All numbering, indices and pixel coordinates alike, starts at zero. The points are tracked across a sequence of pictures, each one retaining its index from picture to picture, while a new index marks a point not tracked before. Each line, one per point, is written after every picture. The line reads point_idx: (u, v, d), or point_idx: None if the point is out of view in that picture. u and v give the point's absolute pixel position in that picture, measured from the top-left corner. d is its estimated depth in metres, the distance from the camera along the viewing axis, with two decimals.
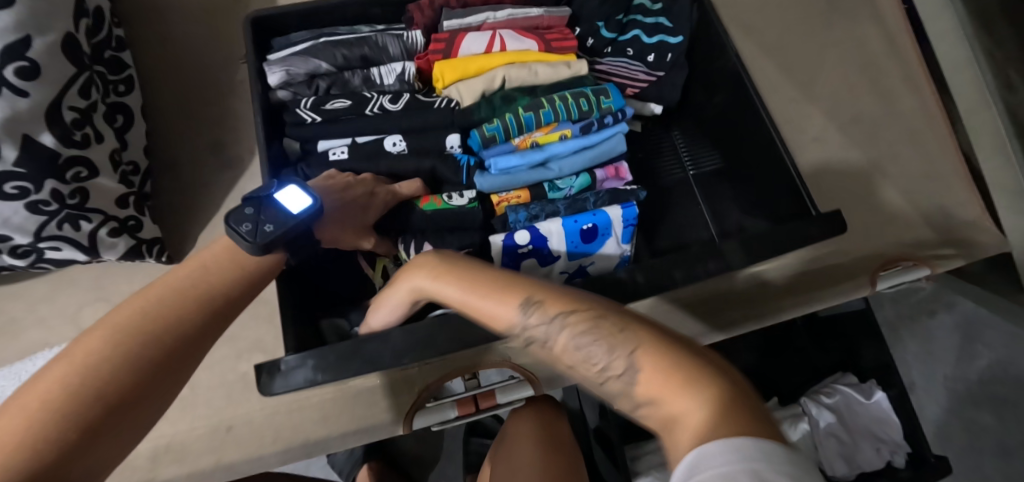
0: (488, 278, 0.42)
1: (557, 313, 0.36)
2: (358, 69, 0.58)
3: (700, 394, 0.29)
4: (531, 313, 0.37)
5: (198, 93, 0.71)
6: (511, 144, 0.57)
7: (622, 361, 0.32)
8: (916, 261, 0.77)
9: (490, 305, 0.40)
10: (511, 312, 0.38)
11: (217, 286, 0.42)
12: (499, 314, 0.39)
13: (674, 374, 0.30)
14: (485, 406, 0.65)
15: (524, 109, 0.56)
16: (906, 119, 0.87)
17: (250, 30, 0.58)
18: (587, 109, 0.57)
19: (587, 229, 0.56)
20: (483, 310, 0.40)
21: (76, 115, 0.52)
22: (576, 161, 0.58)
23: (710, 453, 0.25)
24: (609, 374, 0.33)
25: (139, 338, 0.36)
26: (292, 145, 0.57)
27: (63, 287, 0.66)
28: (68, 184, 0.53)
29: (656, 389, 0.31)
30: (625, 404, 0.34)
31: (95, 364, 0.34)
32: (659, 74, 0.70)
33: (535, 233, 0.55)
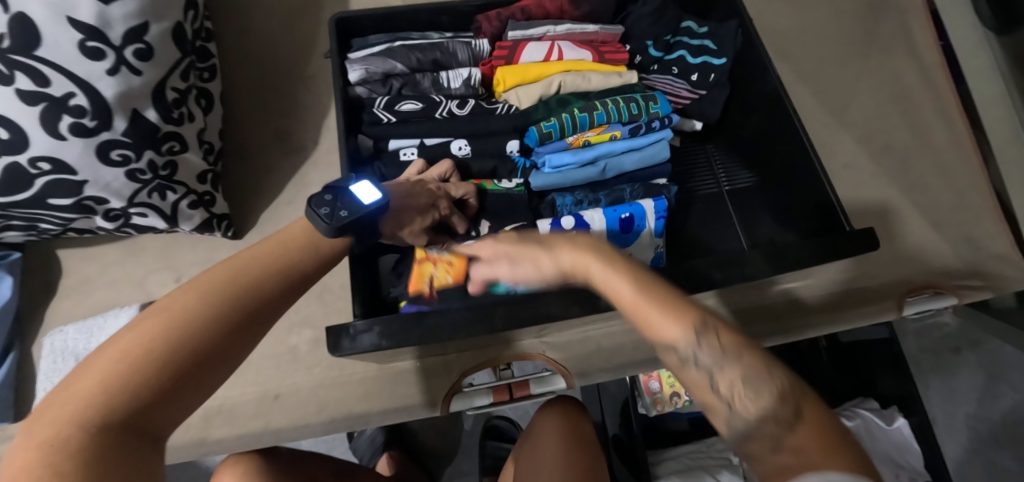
0: (665, 286, 0.37)
1: (730, 344, 0.33)
2: (429, 72, 0.63)
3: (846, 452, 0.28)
4: (705, 339, 0.34)
5: (272, 85, 0.77)
6: (565, 142, 0.61)
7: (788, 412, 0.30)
8: (943, 289, 0.80)
9: (653, 312, 0.36)
10: (680, 325, 0.35)
11: (294, 261, 0.43)
12: (661, 326, 0.35)
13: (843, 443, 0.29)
14: (518, 395, 0.69)
15: (579, 110, 0.60)
16: (939, 153, 0.89)
17: (333, 28, 0.64)
18: (637, 113, 0.61)
19: (624, 219, 0.60)
20: (641, 310, 0.36)
21: (176, 95, 0.58)
22: (623, 160, 0.62)
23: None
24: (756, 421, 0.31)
25: (221, 303, 0.37)
26: (366, 142, 0.60)
27: (134, 254, 0.71)
28: (162, 156, 0.58)
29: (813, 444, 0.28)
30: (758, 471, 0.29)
31: (184, 322, 0.34)
32: (701, 92, 0.75)
33: (579, 219, 0.59)
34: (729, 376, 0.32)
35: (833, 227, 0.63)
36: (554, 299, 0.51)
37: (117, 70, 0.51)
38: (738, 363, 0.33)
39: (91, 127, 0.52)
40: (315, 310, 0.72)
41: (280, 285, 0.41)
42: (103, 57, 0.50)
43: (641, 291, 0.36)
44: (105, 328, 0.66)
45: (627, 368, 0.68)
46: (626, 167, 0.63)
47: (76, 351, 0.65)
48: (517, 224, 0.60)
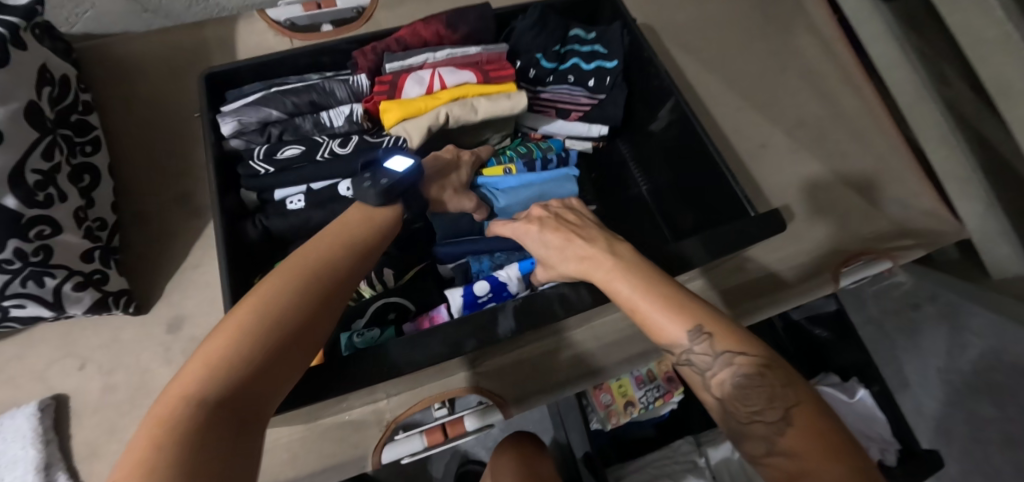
0: (671, 290, 0.45)
1: (725, 350, 0.41)
2: (308, 114, 0.62)
3: (843, 464, 0.34)
4: (699, 341, 0.42)
5: (163, 145, 0.74)
6: None
7: (776, 412, 0.38)
8: (879, 254, 0.80)
9: (665, 325, 0.43)
10: (676, 333, 0.43)
11: (325, 276, 0.45)
12: (667, 332, 0.43)
13: (823, 435, 0.36)
14: (453, 434, 0.66)
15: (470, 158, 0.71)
16: (852, 121, 0.90)
17: (203, 85, 0.62)
18: (525, 151, 0.70)
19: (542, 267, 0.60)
20: (655, 320, 0.44)
21: (39, 177, 0.55)
22: (521, 191, 0.65)
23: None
24: (757, 417, 0.38)
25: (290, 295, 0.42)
26: (250, 196, 0.60)
27: (31, 345, 0.67)
28: (31, 242, 0.55)
29: (800, 443, 0.36)
30: (752, 449, 0.39)
31: (244, 338, 0.38)
32: (600, 97, 0.74)
33: (492, 281, 0.58)
34: (720, 377, 0.41)
35: (740, 213, 0.64)
36: (448, 335, 0.50)
37: None
38: (748, 358, 0.40)
39: None
40: None
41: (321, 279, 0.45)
42: None
43: (637, 292, 0.45)
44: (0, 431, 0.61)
45: (565, 388, 0.67)
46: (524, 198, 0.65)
47: None
48: (423, 263, 0.63)
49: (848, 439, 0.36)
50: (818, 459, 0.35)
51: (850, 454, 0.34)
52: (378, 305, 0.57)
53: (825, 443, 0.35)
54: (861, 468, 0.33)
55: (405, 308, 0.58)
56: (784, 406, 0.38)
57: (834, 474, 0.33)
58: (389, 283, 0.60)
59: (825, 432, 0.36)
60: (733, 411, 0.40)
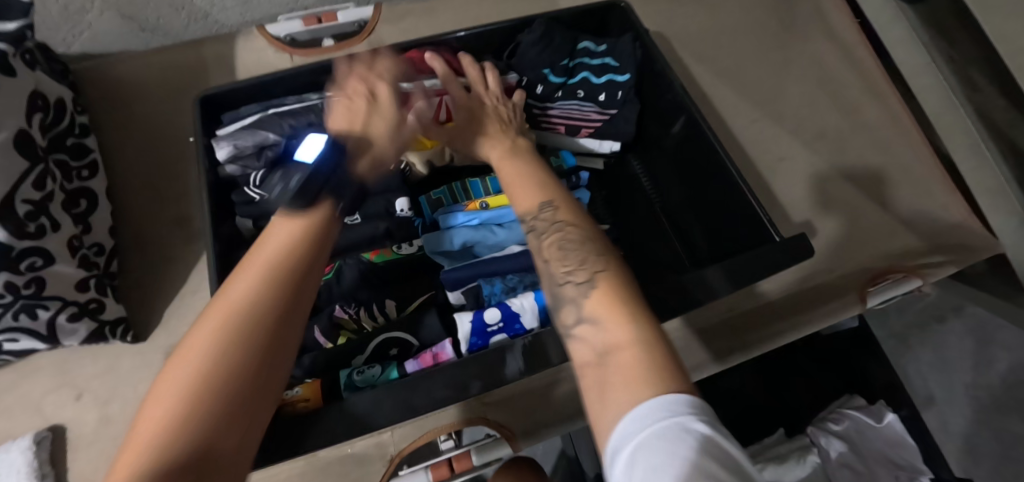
0: (541, 177, 0.48)
1: (562, 220, 0.42)
2: (307, 138, 0.60)
3: (633, 336, 0.33)
4: (546, 210, 0.44)
5: (161, 167, 0.73)
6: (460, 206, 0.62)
7: (586, 276, 0.38)
8: (906, 272, 0.75)
9: (524, 193, 0.46)
10: (528, 200, 0.45)
11: (263, 303, 0.36)
12: (523, 200, 0.45)
13: (623, 301, 0.36)
14: (459, 469, 0.62)
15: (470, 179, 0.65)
16: (875, 130, 0.86)
17: (199, 108, 0.60)
18: None
19: None
20: (517, 192, 0.47)
21: (30, 207, 0.54)
22: (526, 226, 0.61)
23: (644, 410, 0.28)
24: (570, 280, 0.38)
25: (237, 331, 0.35)
26: (246, 223, 0.59)
27: (28, 375, 0.65)
28: (23, 274, 0.53)
29: (601, 309, 0.35)
30: (565, 318, 0.37)
31: (187, 388, 0.32)
32: (612, 112, 0.71)
33: (505, 310, 0.54)
34: (550, 240, 0.42)
35: (762, 240, 0.60)
36: (454, 376, 0.48)
37: None
38: (577, 231, 0.41)
39: None
40: None
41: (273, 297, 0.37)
42: None
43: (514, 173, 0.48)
44: None
45: (577, 419, 0.63)
46: None
47: None
48: (426, 295, 0.60)
49: (664, 337, 0.33)
50: (615, 324, 0.34)
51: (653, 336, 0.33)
52: (381, 339, 0.55)
53: (624, 311, 0.35)
54: (657, 345, 0.32)
55: (409, 343, 0.55)
56: (598, 271, 0.38)
57: (629, 347, 0.32)
58: (389, 314, 0.59)
59: (621, 299, 0.36)
60: (555, 274, 0.40)
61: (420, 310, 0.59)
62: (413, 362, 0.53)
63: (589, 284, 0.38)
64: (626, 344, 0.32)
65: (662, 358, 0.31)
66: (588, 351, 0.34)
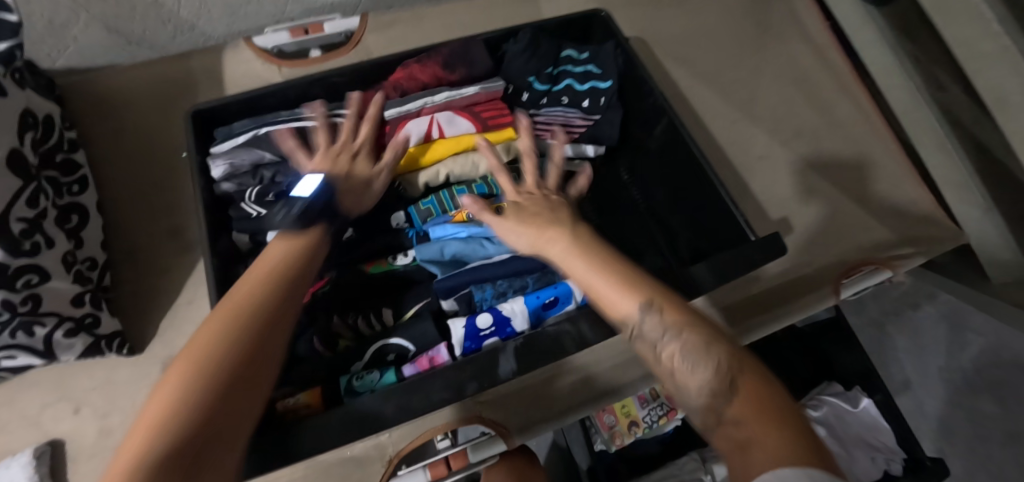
0: (620, 268, 0.48)
1: (676, 325, 0.44)
2: (300, 156, 0.61)
3: (774, 430, 0.36)
4: (649, 313, 0.45)
5: (152, 181, 0.73)
6: (448, 215, 0.62)
7: (723, 380, 0.40)
8: (877, 264, 0.79)
9: (619, 297, 0.46)
10: (627, 306, 0.46)
11: (242, 326, 0.44)
12: (619, 303, 0.46)
13: (765, 402, 0.39)
14: (456, 466, 0.64)
15: (457, 185, 0.64)
16: (847, 129, 0.90)
17: (190, 122, 0.60)
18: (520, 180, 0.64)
19: (548, 302, 0.58)
20: (605, 296, 0.47)
21: (25, 225, 0.54)
22: None
23: (784, 477, 0.32)
24: (705, 390, 0.41)
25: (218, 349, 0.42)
26: (242, 239, 0.59)
27: (25, 391, 0.65)
28: (20, 292, 0.53)
29: (745, 412, 0.38)
30: (706, 421, 0.40)
31: (174, 400, 0.39)
32: (596, 117, 0.73)
33: (496, 314, 0.56)
34: (671, 349, 0.43)
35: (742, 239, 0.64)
36: (449, 378, 0.50)
37: None
38: (679, 343, 0.43)
39: None
40: None
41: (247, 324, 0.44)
42: None
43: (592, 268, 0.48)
44: None
45: (569, 414, 0.65)
46: None
47: None
48: (422, 302, 0.59)
49: (794, 420, 0.38)
50: (757, 424, 0.37)
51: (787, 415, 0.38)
52: (377, 347, 0.55)
53: (767, 405, 0.38)
54: (797, 433, 0.36)
55: (404, 349, 0.56)
56: (728, 381, 0.40)
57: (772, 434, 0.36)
58: (388, 324, 0.58)
59: (767, 403, 0.39)
60: (680, 383, 0.43)
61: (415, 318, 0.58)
62: (409, 366, 0.55)
63: (727, 390, 0.40)
64: (767, 441, 0.36)
65: (812, 453, 0.34)
66: (731, 449, 0.38)
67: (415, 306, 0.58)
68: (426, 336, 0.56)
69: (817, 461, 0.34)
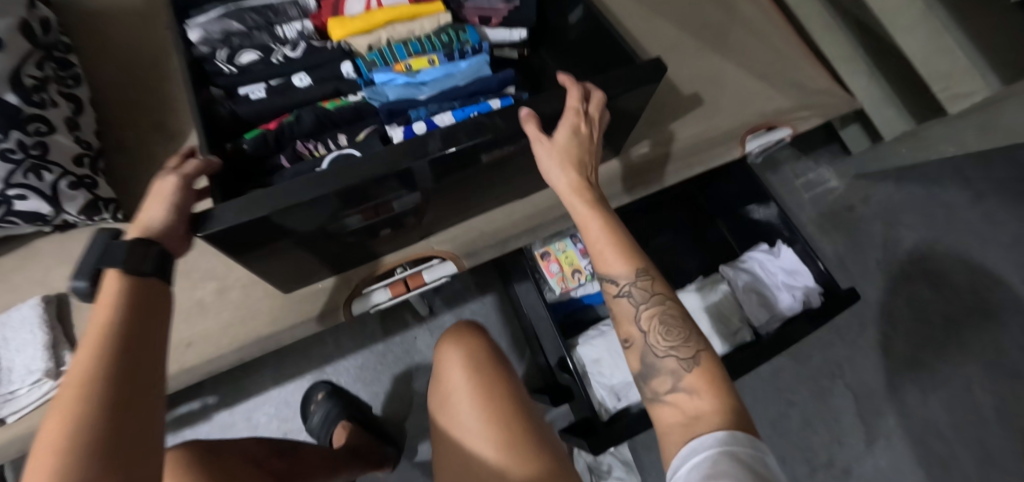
0: (628, 240, 0.59)
1: (658, 293, 0.56)
2: (264, 28, 0.73)
3: (717, 402, 0.50)
4: (640, 279, 0.57)
5: (135, 82, 0.83)
6: (387, 66, 0.70)
7: (687, 352, 0.54)
8: (779, 125, 0.93)
9: (615, 259, 0.58)
10: (620, 268, 0.57)
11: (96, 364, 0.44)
12: (615, 265, 0.58)
13: (713, 376, 0.52)
14: (413, 285, 0.76)
15: (394, 43, 0.72)
16: (746, 20, 1.03)
17: (175, 9, 0.72)
18: (448, 40, 0.73)
19: (474, 116, 0.68)
20: (607, 257, 0.58)
21: (35, 82, 0.66)
22: (444, 79, 0.70)
23: (727, 441, 0.45)
24: (672, 353, 0.54)
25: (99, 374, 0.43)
26: (218, 91, 0.70)
27: (31, 255, 0.74)
28: (31, 136, 0.64)
29: (699, 382, 0.52)
30: (659, 385, 0.54)
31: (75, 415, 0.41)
32: (516, 3, 0.85)
33: (430, 123, 0.66)
34: (649, 311, 0.56)
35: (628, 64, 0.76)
36: None
37: None
38: (655, 309, 0.56)
39: None
40: (215, 263, 0.76)
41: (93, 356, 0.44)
42: None
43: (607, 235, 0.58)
44: (11, 322, 0.69)
45: (510, 242, 0.81)
46: (448, 85, 0.70)
47: None
48: (370, 127, 0.68)
49: (738, 405, 0.50)
50: (708, 396, 0.50)
51: (735, 406, 0.50)
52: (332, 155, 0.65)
53: (713, 373, 0.52)
54: (734, 409, 0.49)
55: (354, 156, 0.65)
56: (694, 350, 0.54)
57: (712, 411, 0.49)
58: (343, 144, 0.67)
59: (717, 378, 0.52)
60: (652, 343, 0.55)
61: (365, 136, 0.67)
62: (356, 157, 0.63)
63: (688, 358, 0.53)
64: (712, 416, 0.48)
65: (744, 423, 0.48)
66: (680, 414, 0.51)
67: (365, 130, 0.68)
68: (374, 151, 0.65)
69: (743, 424, 0.48)
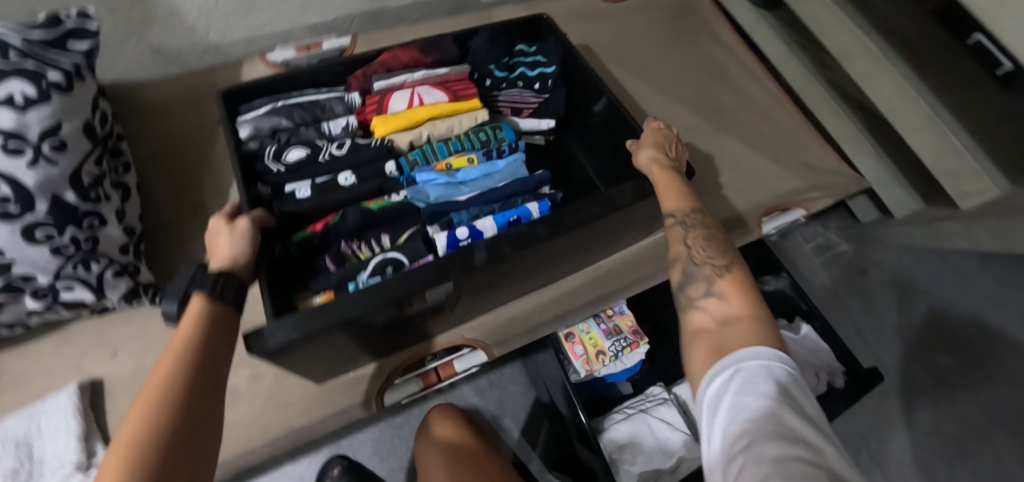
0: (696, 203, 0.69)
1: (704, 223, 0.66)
2: (311, 125, 0.78)
3: (746, 304, 0.56)
4: (690, 208, 0.67)
5: (181, 165, 0.87)
6: (430, 165, 0.76)
7: (722, 263, 0.62)
8: (790, 205, 0.98)
9: (668, 191, 0.69)
10: (676, 203, 0.68)
11: (183, 373, 0.48)
12: (670, 198, 0.69)
13: (748, 294, 0.58)
14: (444, 375, 0.82)
15: (437, 142, 0.79)
16: (756, 104, 1.09)
17: (222, 101, 0.78)
18: (485, 139, 0.80)
19: (513, 220, 0.72)
20: (665, 190, 0.70)
21: (92, 178, 0.68)
22: (483, 179, 0.77)
23: (761, 351, 0.50)
24: (709, 263, 0.62)
25: (171, 394, 0.47)
26: (265, 189, 0.73)
27: (68, 340, 0.75)
28: (84, 230, 0.67)
29: (729, 287, 0.59)
30: (694, 292, 0.60)
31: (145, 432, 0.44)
32: (546, 96, 0.89)
33: (471, 228, 0.70)
34: (694, 232, 0.65)
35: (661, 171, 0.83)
36: (438, 265, 0.63)
37: (36, 162, 0.63)
38: (701, 233, 0.65)
39: (16, 210, 0.62)
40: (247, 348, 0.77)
41: (177, 370, 0.48)
42: (23, 153, 0.62)
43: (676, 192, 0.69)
44: (45, 410, 0.69)
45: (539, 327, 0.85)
46: (486, 184, 0.76)
47: (17, 438, 0.67)
48: (414, 227, 0.71)
49: (771, 327, 0.54)
50: (738, 297, 0.57)
51: (762, 314, 0.55)
52: (378, 259, 0.68)
53: (740, 274, 0.60)
54: (762, 315, 0.55)
55: (400, 262, 0.69)
56: (729, 263, 0.62)
57: (745, 314, 0.55)
58: (385, 246, 0.70)
59: (744, 284, 0.59)
60: (694, 258, 0.63)
61: (408, 239, 0.70)
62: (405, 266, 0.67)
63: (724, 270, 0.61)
64: (743, 316, 0.55)
65: (773, 336, 0.53)
66: (711, 316, 0.57)
67: (407, 231, 0.71)
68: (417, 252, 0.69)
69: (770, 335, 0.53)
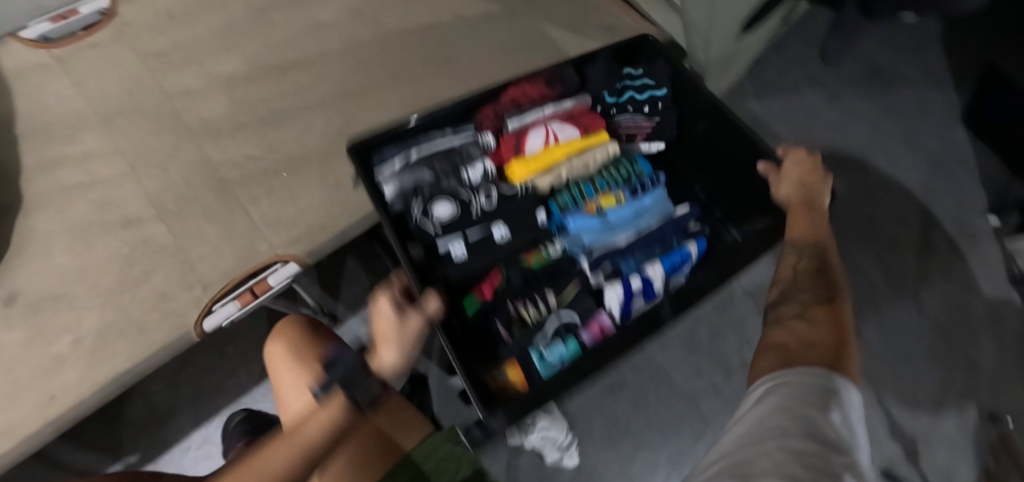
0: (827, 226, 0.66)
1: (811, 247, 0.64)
2: (451, 173, 0.75)
3: (831, 335, 0.53)
4: (804, 238, 0.65)
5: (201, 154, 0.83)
6: (581, 210, 0.76)
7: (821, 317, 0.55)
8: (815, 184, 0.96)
9: (800, 222, 0.66)
10: (806, 234, 0.65)
11: (331, 431, 0.60)
12: (800, 229, 0.65)
13: (836, 332, 0.54)
14: None
15: (582, 183, 0.78)
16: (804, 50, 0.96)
17: (354, 156, 0.74)
18: (630, 177, 0.79)
19: (678, 264, 0.73)
20: (800, 222, 0.66)
21: None
22: (635, 217, 0.77)
23: (808, 370, 0.48)
24: (803, 316, 0.57)
25: (320, 446, 0.59)
26: (417, 251, 0.71)
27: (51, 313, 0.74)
28: None
29: (823, 317, 0.56)
30: (786, 313, 0.59)
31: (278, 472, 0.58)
32: (656, 119, 0.86)
33: (647, 281, 0.71)
34: (802, 267, 0.62)
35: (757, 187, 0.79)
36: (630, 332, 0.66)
37: None
38: (811, 266, 0.62)
39: None
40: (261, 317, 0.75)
41: (328, 430, 0.60)
42: None
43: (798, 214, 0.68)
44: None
45: None
46: (638, 222, 0.77)
47: None
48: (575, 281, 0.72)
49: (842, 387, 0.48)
50: (831, 330, 0.54)
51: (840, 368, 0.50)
52: (555, 324, 0.70)
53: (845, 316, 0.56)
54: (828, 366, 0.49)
55: (574, 322, 0.70)
56: (827, 334, 0.53)
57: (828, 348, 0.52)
58: (552, 306, 0.71)
59: (838, 325, 0.55)
60: (793, 289, 0.60)
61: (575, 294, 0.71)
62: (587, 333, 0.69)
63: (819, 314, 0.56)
64: (809, 355, 0.51)
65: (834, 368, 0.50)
66: (789, 338, 0.55)
67: (572, 286, 0.72)
68: (588, 309, 0.70)
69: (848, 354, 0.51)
